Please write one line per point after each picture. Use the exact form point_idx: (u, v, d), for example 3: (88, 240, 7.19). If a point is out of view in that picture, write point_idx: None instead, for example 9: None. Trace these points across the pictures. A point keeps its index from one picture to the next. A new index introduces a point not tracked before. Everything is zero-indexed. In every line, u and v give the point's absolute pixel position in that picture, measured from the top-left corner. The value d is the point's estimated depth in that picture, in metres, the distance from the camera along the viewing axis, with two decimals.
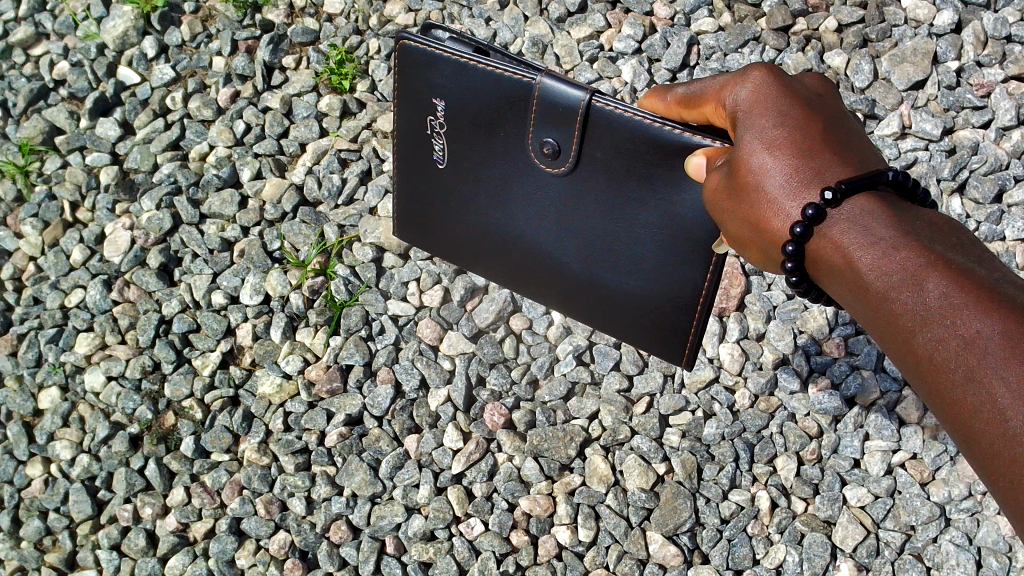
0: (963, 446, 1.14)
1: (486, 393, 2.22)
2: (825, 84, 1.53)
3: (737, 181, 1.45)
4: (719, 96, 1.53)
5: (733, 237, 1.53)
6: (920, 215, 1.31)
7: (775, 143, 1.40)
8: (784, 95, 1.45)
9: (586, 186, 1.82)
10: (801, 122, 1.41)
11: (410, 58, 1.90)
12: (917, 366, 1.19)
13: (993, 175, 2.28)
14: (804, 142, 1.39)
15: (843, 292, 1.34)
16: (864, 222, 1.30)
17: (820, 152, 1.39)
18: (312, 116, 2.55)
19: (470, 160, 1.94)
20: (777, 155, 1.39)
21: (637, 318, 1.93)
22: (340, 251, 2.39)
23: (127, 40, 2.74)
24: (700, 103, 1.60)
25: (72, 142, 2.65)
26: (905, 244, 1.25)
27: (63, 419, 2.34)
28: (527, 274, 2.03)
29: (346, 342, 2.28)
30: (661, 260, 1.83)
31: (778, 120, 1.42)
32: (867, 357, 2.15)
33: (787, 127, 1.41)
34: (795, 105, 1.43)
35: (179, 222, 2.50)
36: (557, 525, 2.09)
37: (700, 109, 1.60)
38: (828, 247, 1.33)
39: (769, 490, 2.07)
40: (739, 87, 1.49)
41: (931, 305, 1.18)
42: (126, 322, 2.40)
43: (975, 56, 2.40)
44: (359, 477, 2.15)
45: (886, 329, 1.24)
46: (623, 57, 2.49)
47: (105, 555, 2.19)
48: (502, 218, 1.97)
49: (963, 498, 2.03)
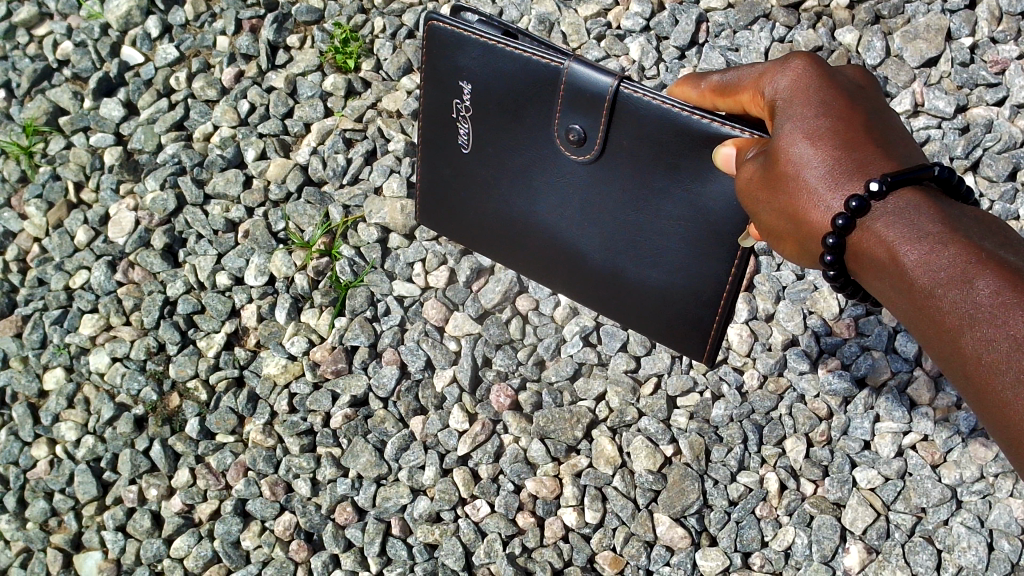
0: (1010, 453, 1.12)
1: (492, 373, 2.19)
2: (866, 76, 1.50)
3: (774, 170, 1.42)
4: (759, 84, 1.50)
5: (767, 230, 1.49)
6: (966, 213, 1.28)
7: (817, 133, 1.37)
8: (827, 85, 1.42)
9: (612, 174, 1.79)
10: (843, 112, 1.38)
11: (437, 39, 1.88)
12: (962, 367, 1.17)
13: (1008, 153, 2.23)
14: (847, 133, 1.36)
15: (884, 288, 1.31)
16: (910, 216, 1.27)
17: (862, 143, 1.36)
18: (316, 96, 2.52)
19: (496, 147, 1.91)
20: (818, 144, 1.36)
21: (658, 311, 1.90)
22: (345, 232, 2.38)
23: (131, 20, 2.72)
24: (736, 90, 1.57)
25: (76, 123, 2.63)
26: (954, 240, 1.22)
27: (69, 401, 2.34)
28: (548, 264, 2.00)
29: (351, 323, 2.26)
30: (685, 254, 1.80)
31: (821, 110, 1.39)
32: (877, 338, 2.12)
33: (828, 116, 1.38)
34: (837, 96, 1.41)
35: (184, 203, 2.48)
36: (563, 507, 2.08)
37: (735, 98, 1.58)
38: (871, 241, 1.30)
39: (779, 472, 2.04)
40: (779, 76, 1.46)
41: (982, 304, 1.15)
42: (130, 304, 2.39)
43: (989, 33, 2.35)
44: (365, 458, 2.14)
45: (929, 328, 1.22)
46: (631, 34, 2.46)
47: (110, 536, 2.18)
48: (525, 206, 1.94)
49: (975, 480, 2.01)
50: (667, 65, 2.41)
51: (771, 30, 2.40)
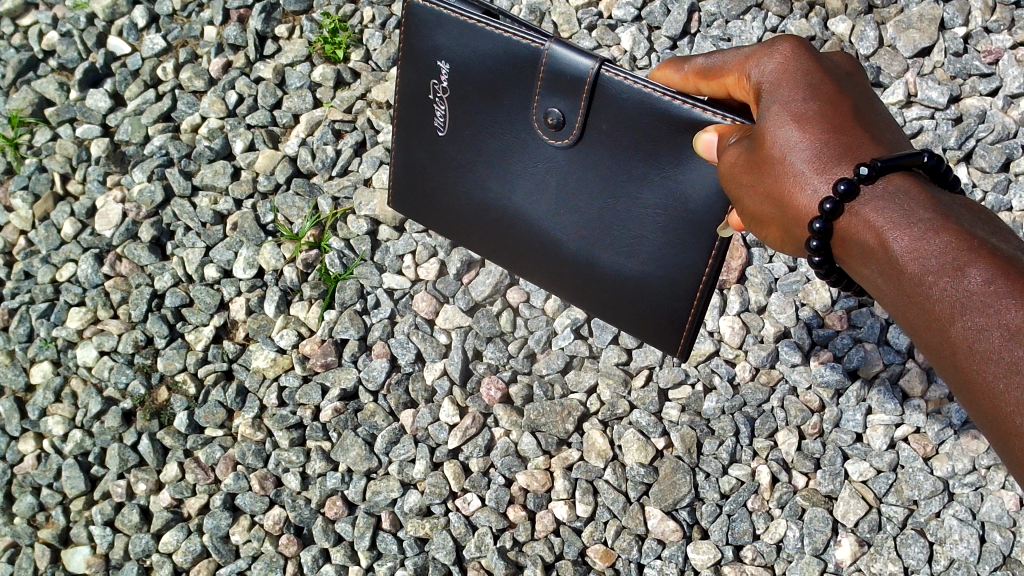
0: (999, 445, 1.11)
1: (483, 366, 2.18)
2: (853, 63, 1.50)
3: (760, 154, 1.40)
4: (744, 67, 1.49)
5: (750, 217, 1.48)
6: (955, 200, 1.27)
7: (804, 117, 1.36)
8: (814, 69, 1.41)
9: (590, 160, 1.77)
10: (830, 97, 1.38)
11: (417, 17, 1.85)
12: (951, 357, 1.16)
13: (1001, 144, 2.22)
14: (834, 118, 1.36)
15: (871, 275, 1.30)
16: (899, 202, 1.26)
17: (849, 127, 1.35)
18: (305, 86, 2.49)
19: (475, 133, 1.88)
20: (806, 128, 1.35)
21: (632, 303, 1.87)
22: (334, 224, 2.34)
23: (117, 10, 2.69)
24: (721, 74, 1.56)
25: (62, 114, 2.59)
26: (945, 227, 1.20)
27: (56, 395, 2.32)
28: (521, 253, 1.97)
29: (340, 316, 2.24)
30: (661, 244, 1.78)
31: (808, 94, 1.38)
32: (870, 330, 2.10)
33: (814, 101, 1.38)
34: (824, 81, 1.40)
35: (171, 195, 2.46)
36: (554, 500, 2.08)
37: (721, 81, 1.57)
38: (860, 226, 1.29)
39: (770, 465, 2.04)
40: (766, 59, 1.45)
41: (973, 291, 1.14)
42: (117, 297, 2.36)
43: (983, 22, 2.33)
44: (354, 452, 2.13)
45: (918, 316, 1.21)
46: (623, 24, 2.45)
47: (98, 531, 2.17)
48: (501, 192, 1.92)
49: (967, 472, 1.99)
50: (660, 55, 2.40)
51: (764, 19, 2.38)
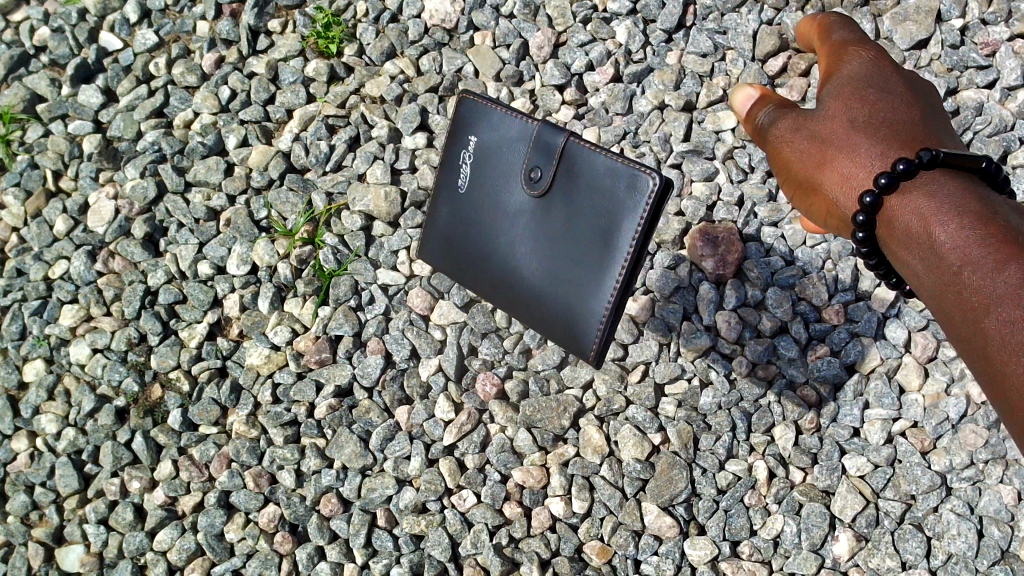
0: (1007, 425, 1.22)
1: (478, 362, 2.16)
2: (930, 87, 1.80)
3: (825, 137, 1.64)
4: (839, 65, 1.79)
5: (798, 184, 1.70)
6: (998, 204, 1.40)
7: (895, 122, 1.60)
8: (892, 73, 1.72)
9: (552, 188, 1.75)
10: (907, 97, 1.66)
11: None
12: (980, 342, 1.26)
13: (998, 136, 2.21)
14: (902, 125, 1.60)
15: (911, 261, 1.42)
16: (937, 194, 1.42)
17: (907, 125, 1.59)
18: (298, 81, 2.47)
19: (470, 140, 1.88)
20: (894, 123, 1.60)
21: (565, 332, 1.78)
22: (328, 220, 2.33)
23: (109, 5, 2.67)
24: (835, 67, 1.77)
25: (54, 111, 2.58)
26: (985, 222, 1.33)
27: (49, 393, 2.30)
28: (476, 277, 1.91)
29: (335, 312, 2.24)
30: (597, 272, 1.71)
31: (889, 91, 1.67)
32: (867, 324, 2.09)
33: (879, 102, 1.65)
34: (902, 87, 1.68)
35: (164, 191, 2.43)
36: (550, 497, 2.07)
37: (831, 68, 1.79)
38: (905, 210, 1.44)
39: (767, 460, 2.03)
40: (853, 58, 1.77)
41: (1011, 285, 1.23)
42: (110, 294, 2.34)
43: (980, 14, 2.29)
44: (350, 449, 2.12)
45: (954, 302, 1.31)
46: (618, 17, 2.43)
47: (92, 530, 2.16)
48: (473, 218, 1.89)
49: (965, 467, 1.98)
50: (655, 48, 2.38)
51: (760, 12, 2.35)
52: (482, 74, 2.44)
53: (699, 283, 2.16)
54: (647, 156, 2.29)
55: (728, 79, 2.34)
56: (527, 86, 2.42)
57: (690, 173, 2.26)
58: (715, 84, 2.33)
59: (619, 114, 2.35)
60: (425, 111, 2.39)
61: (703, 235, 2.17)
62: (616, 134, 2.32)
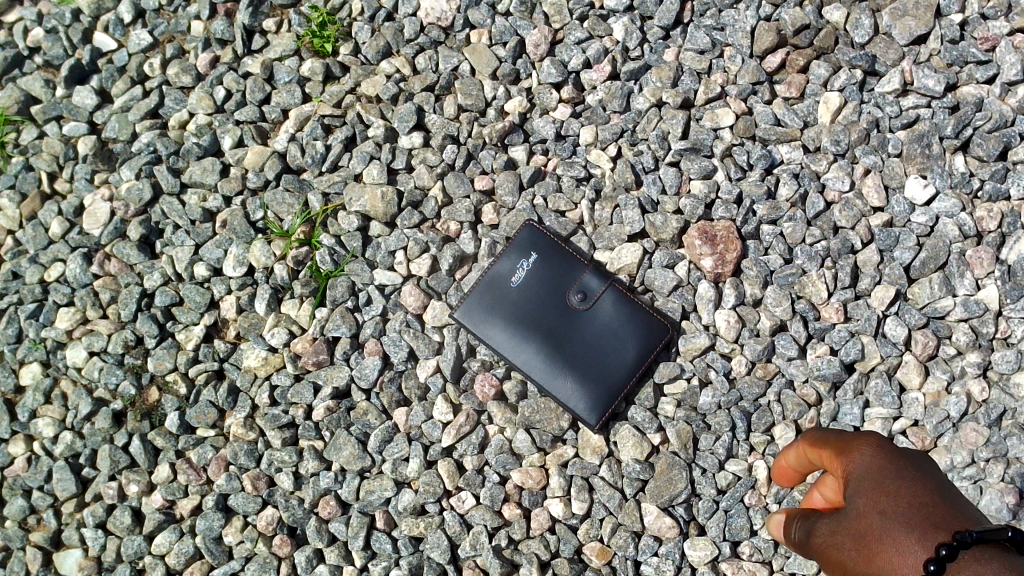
0: None
1: (476, 363, 2.15)
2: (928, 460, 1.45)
3: (858, 519, 1.35)
4: (841, 452, 1.48)
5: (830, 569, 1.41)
6: None
7: (901, 489, 1.35)
8: (906, 463, 1.41)
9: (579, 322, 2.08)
10: (930, 485, 1.36)
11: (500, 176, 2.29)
12: None
13: (998, 132, 2.17)
14: (930, 497, 1.33)
15: None
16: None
17: (951, 512, 1.29)
18: (293, 81, 2.46)
19: (531, 257, 2.12)
20: (911, 501, 1.33)
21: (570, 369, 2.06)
22: (325, 220, 2.31)
23: (103, 5, 2.65)
24: (845, 452, 1.47)
25: (48, 112, 2.56)
26: None
27: (46, 397, 2.30)
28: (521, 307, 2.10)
29: (332, 314, 2.22)
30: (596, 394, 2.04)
31: (899, 473, 1.38)
32: (866, 322, 2.08)
33: (916, 490, 1.35)
34: (922, 473, 1.38)
35: (160, 192, 2.42)
36: (549, 498, 2.06)
37: (834, 450, 1.50)
38: None
39: (767, 460, 2.02)
40: (858, 449, 1.45)
41: None
42: (106, 297, 2.34)
43: (979, 9, 2.28)
44: (348, 451, 2.10)
45: None
46: (615, 14, 2.41)
47: (90, 534, 2.16)
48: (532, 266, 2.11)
49: (966, 466, 1.98)
50: (652, 46, 2.37)
51: (757, 8, 2.34)
52: (478, 73, 2.42)
53: (697, 281, 2.16)
54: (645, 154, 2.26)
55: (726, 76, 2.32)
56: (524, 83, 2.39)
57: (688, 170, 2.23)
58: (713, 81, 2.31)
59: (617, 111, 2.33)
60: (421, 110, 2.38)
61: (702, 234, 2.15)
62: (614, 132, 2.29)
